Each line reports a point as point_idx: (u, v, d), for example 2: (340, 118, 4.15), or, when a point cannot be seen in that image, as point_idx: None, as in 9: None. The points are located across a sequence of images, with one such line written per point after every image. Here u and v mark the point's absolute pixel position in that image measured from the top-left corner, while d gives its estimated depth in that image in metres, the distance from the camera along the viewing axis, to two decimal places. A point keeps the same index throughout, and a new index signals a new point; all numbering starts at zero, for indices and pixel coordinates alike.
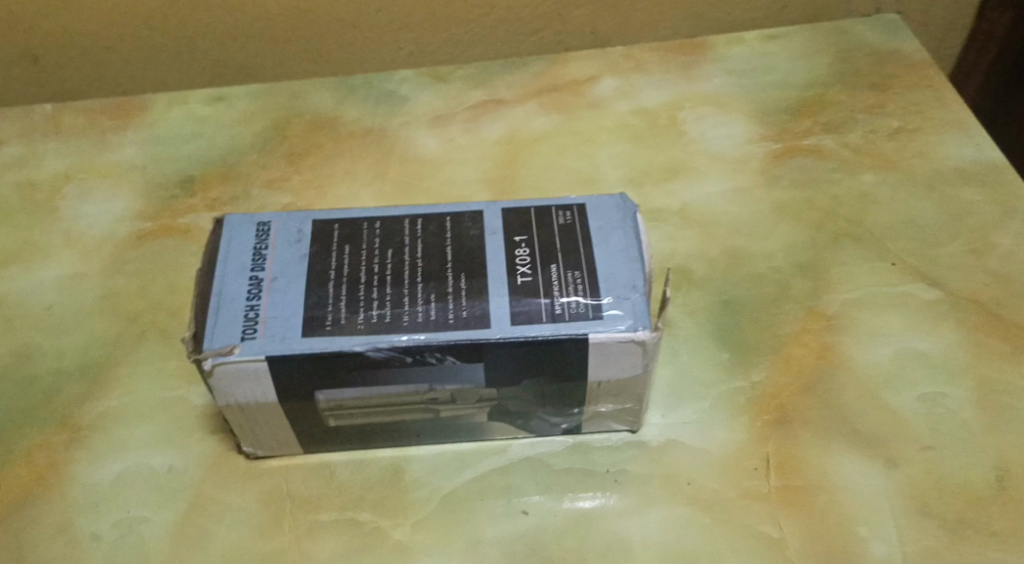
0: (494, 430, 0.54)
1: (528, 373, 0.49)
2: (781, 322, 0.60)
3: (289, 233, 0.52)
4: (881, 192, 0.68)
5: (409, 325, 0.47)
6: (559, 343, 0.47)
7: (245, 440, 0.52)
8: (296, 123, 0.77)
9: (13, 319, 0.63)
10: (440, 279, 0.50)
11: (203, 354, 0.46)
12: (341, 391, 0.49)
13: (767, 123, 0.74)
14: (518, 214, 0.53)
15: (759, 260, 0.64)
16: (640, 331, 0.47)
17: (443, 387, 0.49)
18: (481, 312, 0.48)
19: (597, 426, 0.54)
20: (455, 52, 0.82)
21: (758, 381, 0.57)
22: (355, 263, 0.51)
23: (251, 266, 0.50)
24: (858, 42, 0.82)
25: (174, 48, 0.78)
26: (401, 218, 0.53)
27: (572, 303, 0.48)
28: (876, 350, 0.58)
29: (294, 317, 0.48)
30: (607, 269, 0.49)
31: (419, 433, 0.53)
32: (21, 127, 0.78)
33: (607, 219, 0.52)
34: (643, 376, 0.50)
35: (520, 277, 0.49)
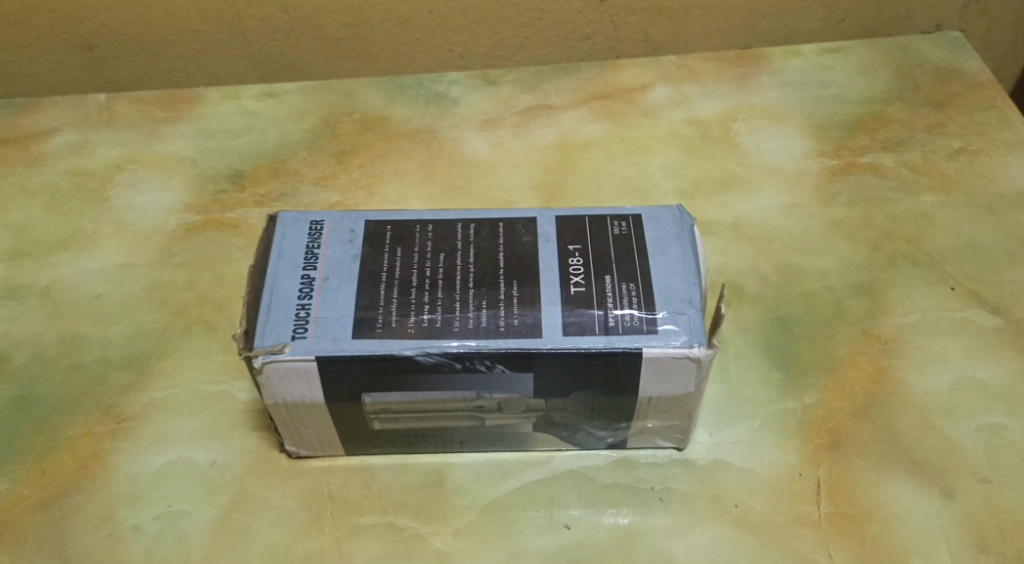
0: (538, 441, 0.53)
1: (578, 385, 0.48)
2: (835, 343, 0.58)
3: (342, 233, 0.52)
4: (941, 213, 0.66)
5: (460, 331, 0.47)
6: (612, 356, 0.46)
7: (288, 439, 0.52)
8: (345, 121, 0.77)
9: (62, 306, 0.63)
10: (492, 285, 0.49)
11: (254, 351, 0.46)
12: (389, 394, 0.48)
13: (823, 138, 0.73)
14: (572, 223, 0.52)
15: (814, 278, 0.62)
16: (695, 348, 0.46)
17: (490, 395, 0.49)
18: (533, 321, 0.47)
19: (644, 442, 0.53)
20: (505, 56, 0.81)
21: (810, 403, 0.55)
22: (407, 265, 0.50)
23: (304, 265, 0.50)
24: (918, 60, 0.80)
25: (227, 43, 0.78)
26: (454, 222, 0.53)
27: (626, 316, 0.47)
28: (934, 377, 0.56)
29: (345, 318, 0.47)
30: (662, 283, 0.48)
31: (462, 440, 0.53)
32: (75, 115, 0.79)
33: (664, 231, 0.51)
34: (695, 394, 0.49)
35: (574, 287, 0.49)
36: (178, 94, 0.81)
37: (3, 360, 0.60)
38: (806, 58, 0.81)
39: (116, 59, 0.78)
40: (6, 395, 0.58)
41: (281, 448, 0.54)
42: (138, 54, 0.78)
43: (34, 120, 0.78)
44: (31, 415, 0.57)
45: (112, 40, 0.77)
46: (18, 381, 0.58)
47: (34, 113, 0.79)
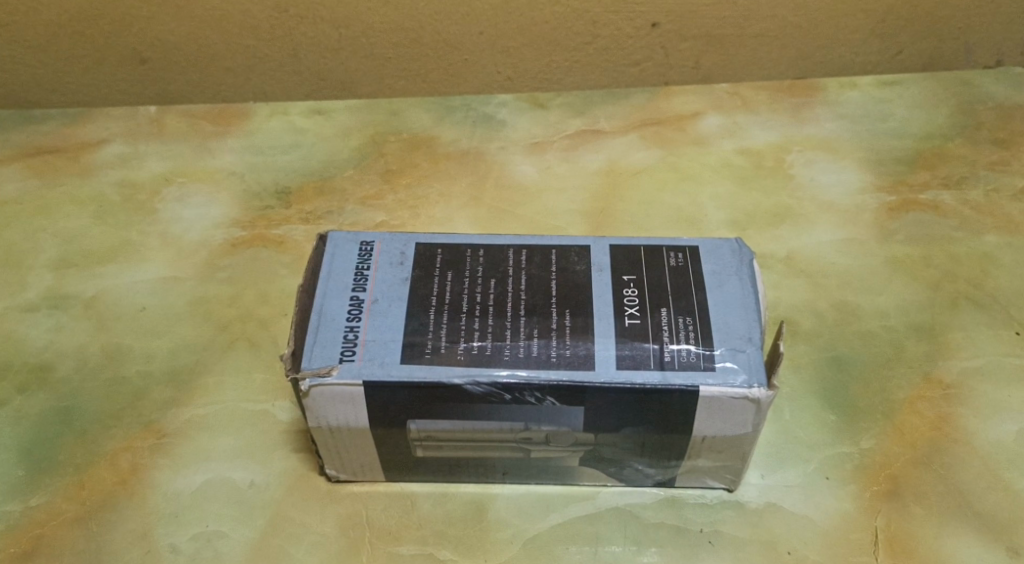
0: (584, 475, 0.51)
1: (630, 422, 0.46)
2: (893, 387, 0.56)
3: (392, 255, 0.51)
4: (1005, 255, 0.64)
5: (510, 360, 0.46)
6: (667, 394, 0.45)
7: (329, 462, 0.51)
8: (393, 141, 0.77)
9: (107, 317, 0.63)
10: (544, 314, 0.48)
11: (302, 374, 0.45)
12: (435, 422, 0.47)
13: (881, 173, 0.71)
14: (627, 252, 0.51)
15: (871, 317, 0.60)
16: (755, 388, 0.44)
17: (538, 428, 0.47)
18: (586, 354, 0.46)
19: (693, 481, 0.51)
20: (554, 79, 0.80)
21: (868, 448, 0.53)
22: (457, 290, 0.49)
23: (353, 286, 0.49)
24: (980, 95, 0.78)
25: (277, 59, 0.78)
26: (505, 247, 0.52)
27: (683, 351, 0.46)
28: (999, 425, 0.54)
29: (393, 342, 0.46)
30: (720, 318, 0.47)
31: (505, 471, 0.51)
32: (126, 127, 0.79)
33: (721, 264, 0.50)
34: (751, 436, 0.47)
35: (628, 319, 0.47)
36: (227, 109, 0.81)
37: (47, 370, 0.60)
38: (862, 90, 0.80)
39: (167, 71, 0.79)
40: (49, 405, 0.57)
41: (321, 472, 0.53)
42: (189, 68, 0.79)
43: (86, 130, 0.79)
44: (73, 427, 0.56)
45: (165, 53, 0.77)
46: (61, 392, 0.58)
47: (86, 124, 0.80)
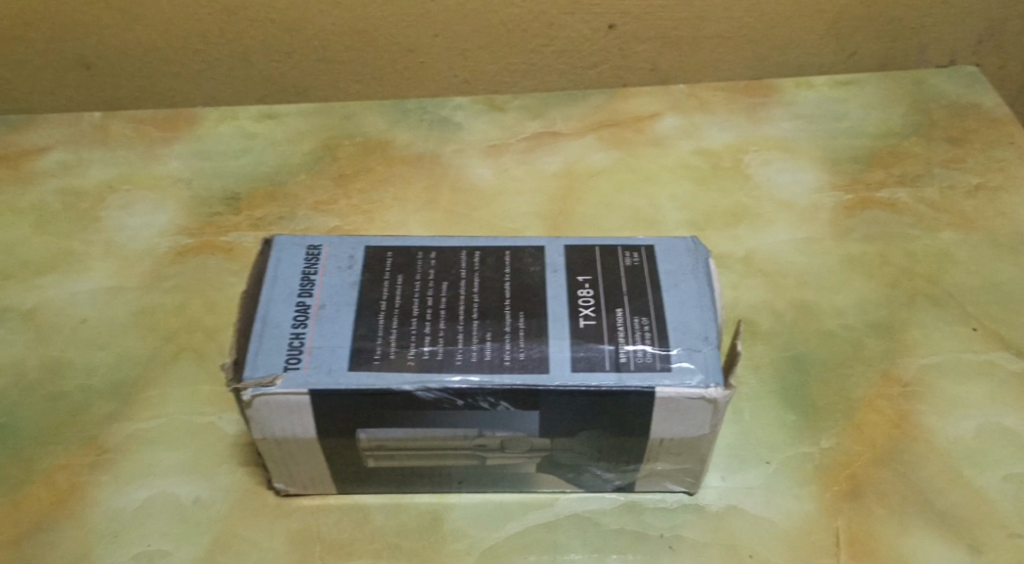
0: (541, 482, 0.50)
1: (587, 426, 0.45)
2: (853, 386, 0.56)
3: (340, 259, 0.49)
4: (961, 252, 0.64)
5: (462, 364, 0.44)
6: (622, 396, 0.43)
7: (277, 475, 0.49)
8: (347, 144, 0.75)
9: (46, 330, 0.60)
10: (497, 317, 0.46)
11: (244, 383, 0.43)
12: (385, 430, 0.45)
13: (838, 172, 0.71)
14: (581, 252, 0.50)
15: (830, 316, 0.60)
16: (711, 387, 0.43)
17: (493, 434, 0.46)
18: (540, 356, 0.45)
19: (653, 485, 0.50)
20: (511, 81, 0.79)
21: (828, 448, 0.53)
22: (408, 294, 0.48)
23: (300, 291, 0.47)
24: (934, 94, 0.79)
25: (226, 63, 0.76)
26: (458, 249, 0.50)
27: (639, 352, 0.45)
28: (958, 422, 0.54)
29: (341, 348, 0.45)
30: (677, 317, 0.46)
31: (461, 480, 0.50)
32: (69, 133, 0.77)
33: (677, 263, 0.49)
34: (710, 437, 0.46)
35: (583, 320, 0.46)
36: (175, 114, 0.79)
37: None
38: (818, 90, 0.80)
39: (113, 77, 0.77)
40: None
41: (270, 485, 0.51)
42: (136, 73, 0.76)
43: (27, 137, 0.76)
44: (8, 445, 0.54)
45: (110, 57, 0.75)
46: None
47: (28, 131, 0.77)
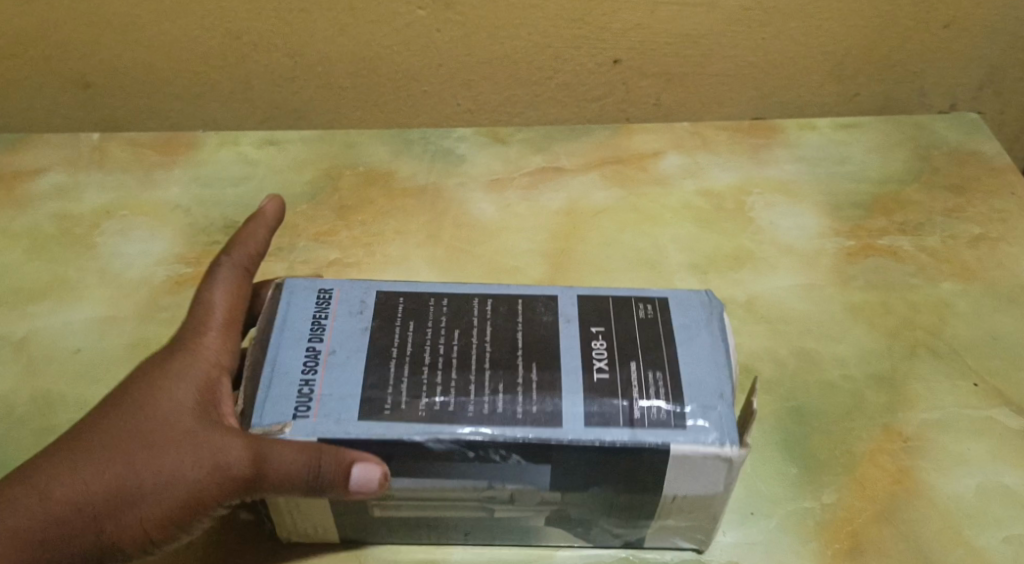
0: (549, 535, 0.50)
1: (598, 481, 0.45)
2: (854, 439, 0.55)
3: (351, 304, 0.49)
4: (961, 303, 0.64)
5: (474, 417, 0.44)
6: (636, 453, 0.43)
7: (280, 524, 0.48)
8: (348, 174, 0.75)
9: (38, 361, 0.59)
10: (510, 367, 0.46)
11: (253, 430, 0.43)
12: (394, 480, 0.45)
13: (840, 218, 0.71)
14: (594, 302, 0.49)
15: (831, 366, 0.60)
16: (726, 446, 0.43)
17: (503, 486, 0.45)
18: (553, 409, 0.44)
19: (663, 541, 0.50)
20: (514, 113, 0.79)
21: (829, 504, 0.52)
22: (419, 342, 0.47)
23: (310, 336, 0.47)
24: (935, 140, 0.79)
25: (228, 87, 0.75)
26: (470, 295, 0.50)
27: (652, 408, 0.44)
28: (958, 480, 0.53)
29: (351, 398, 0.44)
30: (692, 373, 0.46)
31: (466, 531, 0.49)
32: (66, 154, 0.76)
33: (692, 317, 0.48)
34: (723, 495, 0.46)
35: (597, 373, 0.46)
36: (174, 137, 0.78)
37: None
38: (820, 132, 0.80)
39: (112, 97, 0.76)
40: None
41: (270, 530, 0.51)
42: (136, 94, 0.76)
43: (23, 158, 0.75)
44: None
45: (109, 78, 0.74)
46: None
47: (23, 151, 0.76)
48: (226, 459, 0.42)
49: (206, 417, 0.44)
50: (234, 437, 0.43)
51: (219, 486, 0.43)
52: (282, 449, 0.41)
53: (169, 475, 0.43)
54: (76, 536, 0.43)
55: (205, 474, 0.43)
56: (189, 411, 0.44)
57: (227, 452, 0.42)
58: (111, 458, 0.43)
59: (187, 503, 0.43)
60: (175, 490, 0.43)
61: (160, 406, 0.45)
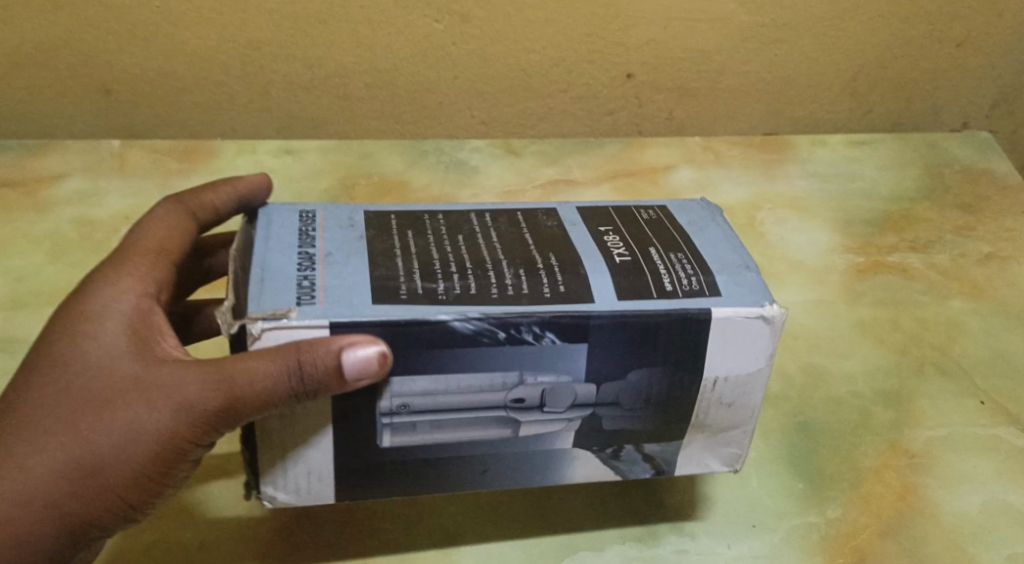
0: (577, 465, 0.45)
1: (637, 363, 0.41)
2: (860, 455, 0.56)
3: (340, 220, 0.45)
4: (970, 321, 0.65)
5: (499, 298, 0.40)
6: (678, 318, 0.40)
7: (267, 469, 0.41)
8: (363, 183, 0.76)
9: None
10: (527, 260, 0.43)
11: (250, 317, 0.38)
12: (412, 380, 0.40)
13: (850, 234, 0.71)
14: (593, 211, 0.48)
15: (839, 382, 0.60)
16: (767, 305, 0.41)
17: (535, 381, 0.41)
18: (581, 289, 0.41)
19: (695, 462, 0.46)
20: (528, 125, 0.80)
21: (834, 519, 0.53)
22: (423, 243, 0.44)
23: (300, 244, 0.43)
24: (946, 158, 0.80)
25: (248, 97, 0.77)
26: (466, 212, 0.48)
27: (685, 282, 0.42)
28: (963, 497, 0.54)
29: (358, 286, 0.40)
30: (714, 254, 0.44)
31: (485, 470, 0.44)
32: (87, 161, 0.77)
33: (697, 216, 0.48)
34: (765, 374, 0.43)
35: (617, 257, 0.43)
36: (193, 144, 0.79)
37: None
38: (832, 148, 0.80)
39: (133, 104, 0.77)
40: None
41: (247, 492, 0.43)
42: (157, 103, 0.77)
43: (45, 163, 0.77)
44: None
45: (131, 86, 0.76)
46: None
47: (46, 157, 0.77)
48: (189, 397, 0.40)
49: (148, 361, 0.41)
50: (187, 374, 0.40)
51: (187, 427, 0.40)
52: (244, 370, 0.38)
53: (130, 432, 0.40)
54: (52, 521, 0.41)
55: (168, 420, 0.40)
56: (126, 358, 0.41)
57: (185, 391, 0.40)
58: (61, 430, 0.40)
59: (161, 454, 0.41)
60: (138, 445, 0.40)
61: (102, 361, 0.41)
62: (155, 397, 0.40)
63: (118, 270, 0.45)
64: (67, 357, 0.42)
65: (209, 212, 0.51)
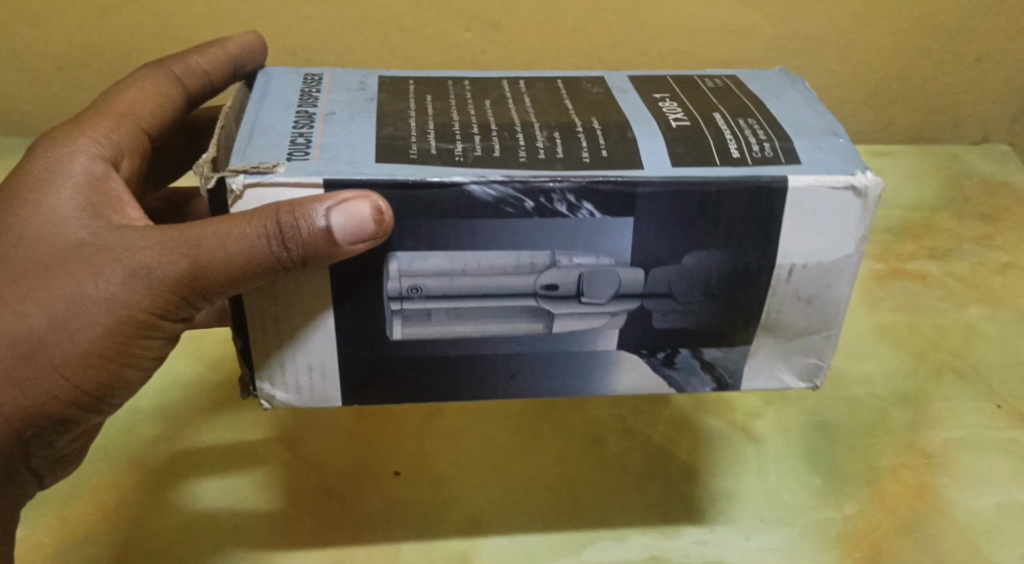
0: (624, 371, 0.44)
1: (692, 246, 0.40)
2: (876, 455, 0.57)
3: (349, 85, 0.45)
4: (988, 327, 0.66)
5: (527, 161, 0.39)
6: (744, 189, 0.39)
7: (264, 358, 0.41)
8: None
9: None
10: (567, 124, 0.42)
11: (233, 170, 0.37)
12: (424, 258, 0.39)
13: (870, 242, 0.73)
14: (649, 80, 0.48)
15: (856, 384, 0.62)
16: (859, 172, 0.39)
17: (569, 262, 0.40)
18: (626, 155, 0.40)
19: (766, 370, 0.45)
20: None
21: (852, 515, 0.54)
22: (445, 106, 0.44)
23: (301, 105, 0.42)
24: (966, 170, 0.81)
25: None
26: (496, 80, 0.47)
27: (756, 149, 0.40)
28: (979, 497, 0.55)
29: (357, 146, 0.39)
30: (794, 119, 0.43)
31: (514, 372, 0.44)
32: None
33: (775, 85, 0.47)
34: (853, 258, 0.41)
35: (675, 122, 0.42)
36: None
37: None
38: None
39: None
40: None
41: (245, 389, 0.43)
42: None
43: None
44: None
45: None
46: None
47: None
48: (148, 264, 0.40)
49: (105, 232, 0.41)
50: (145, 243, 0.40)
51: (145, 299, 0.40)
52: (210, 233, 0.38)
53: (88, 303, 0.40)
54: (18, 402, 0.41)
55: (125, 290, 0.40)
56: (82, 231, 0.41)
57: (144, 259, 0.40)
58: (19, 307, 0.40)
59: (120, 326, 0.41)
60: (99, 318, 0.40)
61: (57, 235, 0.41)
62: (111, 266, 0.40)
63: (77, 152, 0.45)
64: (21, 229, 0.42)
65: (197, 75, 0.54)
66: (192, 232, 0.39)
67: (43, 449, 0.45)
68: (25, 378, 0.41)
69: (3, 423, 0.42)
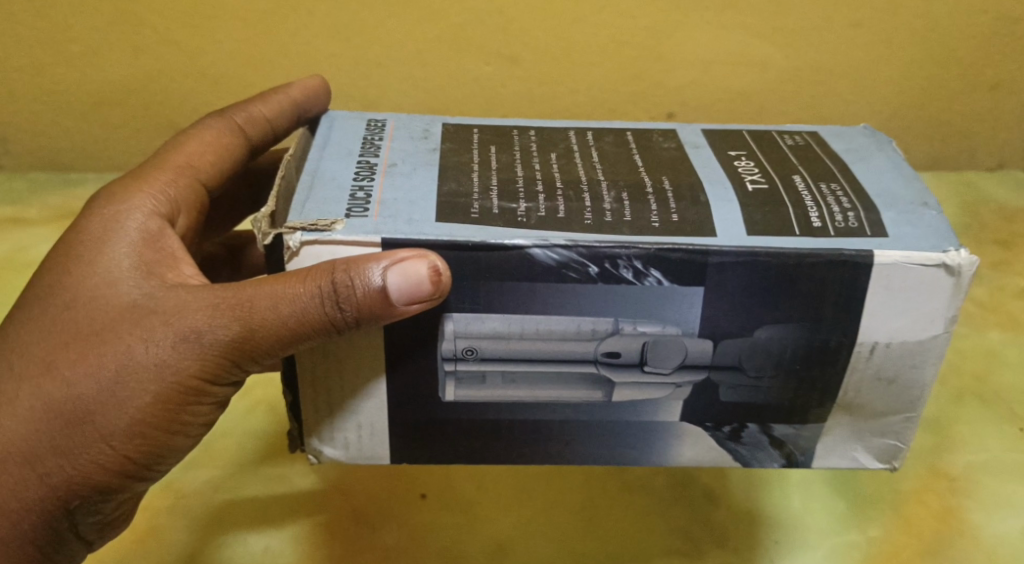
0: (685, 443, 0.46)
1: (764, 321, 0.41)
2: (899, 479, 0.57)
3: (414, 133, 0.49)
4: (1008, 352, 0.66)
5: (592, 224, 0.41)
6: (825, 261, 0.40)
7: (315, 419, 0.45)
8: None
9: None
10: (636, 183, 0.45)
11: (291, 227, 0.40)
12: (480, 320, 0.41)
13: None
14: (727, 136, 0.50)
15: None
16: (952, 250, 0.40)
17: (633, 330, 0.42)
18: (698, 223, 0.41)
19: (841, 453, 0.47)
20: None
21: (876, 538, 0.54)
22: (508, 158, 0.47)
23: (365, 157, 0.45)
24: (983, 197, 0.82)
25: None
26: (561, 130, 0.51)
27: (839, 219, 0.42)
28: (1004, 520, 0.55)
29: (416, 203, 0.42)
30: (884, 187, 0.44)
31: (569, 439, 0.46)
32: None
33: (860, 146, 0.49)
34: (941, 340, 0.42)
35: (752, 185, 0.44)
36: None
37: None
38: None
39: None
40: None
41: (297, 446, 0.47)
42: None
43: None
44: None
45: None
46: None
47: None
48: (199, 328, 0.42)
49: (155, 294, 0.43)
50: (196, 306, 0.42)
51: (195, 361, 0.42)
52: (268, 296, 0.41)
53: (140, 367, 0.42)
54: (66, 467, 0.42)
55: (177, 353, 0.42)
56: (136, 294, 0.43)
57: (196, 322, 0.42)
58: (70, 370, 0.42)
59: (169, 391, 0.42)
60: (149, 384, 0.42)
61: (108, 299, 0.43)
62: (163, 330, 0.42)
63: (129, 217, 0.47)
64: (72, 293, 0.44)
65: (260, 122, 0.59)
66: (246, 293, 0.42)
67: (89, 516, 0.45)
68: (74, 444, 0.42)
69: (50, 488, 0.43)
